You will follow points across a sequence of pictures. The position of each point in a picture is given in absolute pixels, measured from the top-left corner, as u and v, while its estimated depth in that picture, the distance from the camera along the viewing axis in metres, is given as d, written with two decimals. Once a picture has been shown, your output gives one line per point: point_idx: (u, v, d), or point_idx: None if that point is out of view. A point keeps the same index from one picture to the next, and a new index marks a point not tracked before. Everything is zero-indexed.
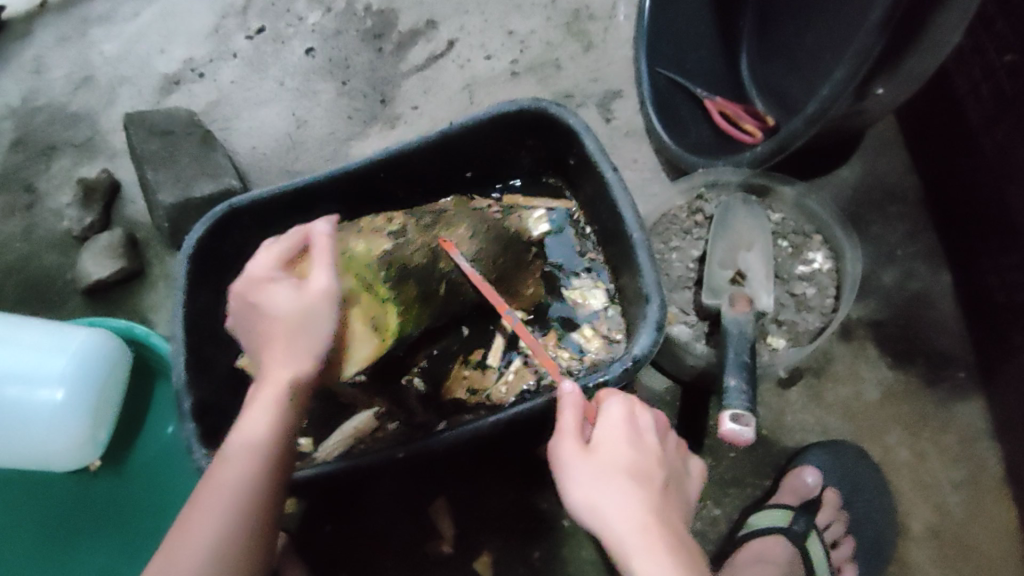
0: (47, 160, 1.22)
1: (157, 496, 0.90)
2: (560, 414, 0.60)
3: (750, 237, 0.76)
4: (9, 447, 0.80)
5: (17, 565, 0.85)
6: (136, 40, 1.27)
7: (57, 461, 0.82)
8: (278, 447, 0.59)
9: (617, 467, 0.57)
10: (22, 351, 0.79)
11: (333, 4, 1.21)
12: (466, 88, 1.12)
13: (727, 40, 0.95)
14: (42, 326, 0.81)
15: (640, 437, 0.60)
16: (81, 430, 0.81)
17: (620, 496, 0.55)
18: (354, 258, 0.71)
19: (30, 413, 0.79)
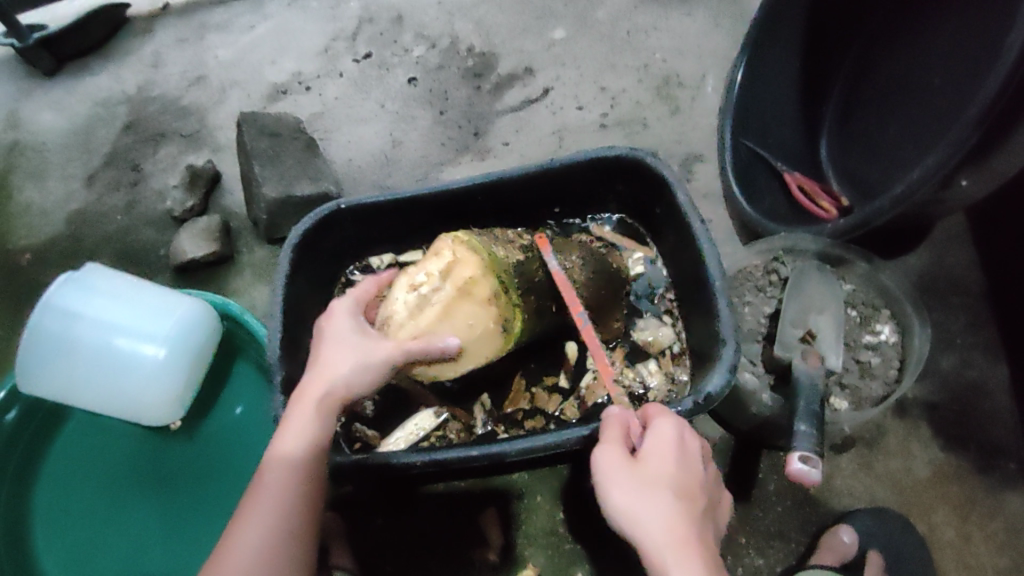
0: (156, 145, 1.32)
1: (222, 465, 0.94)
2: (604, 432, 0.64)
3: (821, 301, 0.81)
4: (103, 395, 0.86)
5: (87, 508, 0.92)
6: (252, 49, 1.39)
7: (144, 415, 0.88)
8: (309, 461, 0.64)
9: (661, 484, 0.59)
10: (134, 309, 0.87)
11: (437, 41, 1.32)
12: (556, 133, 1.20)
13: (809, 122, 1.02)
14: (156, 290, 0.89)
15: (687, 461, 0.62)
16: (173, 396, 0.87)
17: (660, 513, 0.57)
18: (496, 261, 0.77)
19: (130, 369, 0.85)
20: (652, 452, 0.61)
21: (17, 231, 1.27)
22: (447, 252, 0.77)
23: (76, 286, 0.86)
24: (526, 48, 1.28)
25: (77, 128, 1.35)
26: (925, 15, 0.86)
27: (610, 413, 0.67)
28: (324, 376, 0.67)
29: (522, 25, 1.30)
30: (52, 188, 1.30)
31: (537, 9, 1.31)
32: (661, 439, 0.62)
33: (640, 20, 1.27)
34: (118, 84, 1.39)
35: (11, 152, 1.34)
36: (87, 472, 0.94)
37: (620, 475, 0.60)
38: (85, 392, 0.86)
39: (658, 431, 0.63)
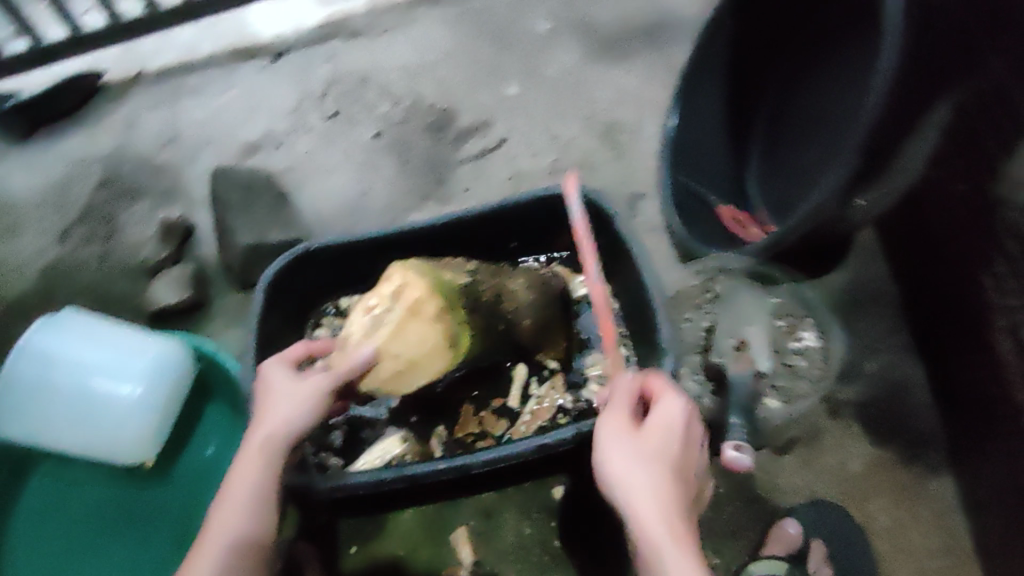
0: (130, 201, 1.38)
1: (186, 502, 0.98)
2: (617, 400, 0.67)
3: (752, 316, 1.01)
4: (81, 435, 0.90)
5: (56, 540, 0.94)
6: (225, 109, 1.48)
7: (120, 455, 0.92)
8: (263, 491, 0.67)
9: (661, 456, 0.63)
10: (108, 351, 0.91)
11: (400, 99, 1.43)
12: (512, 178, 1.30)
13: (739, 160, 1.14)
14: (131, 334, 0.93)
15: (686, 440, 0.65)
16: (140, 442, 0.91)
17: (656, 480, 0.61)
18: (442, 283, 0.85)
19: (101, 416, 0.90)
20: (657, 425, 0.65)
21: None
22: (397, 276, 0.87)
23: (53, 330, 0.90)
24: (482, 102, 1.40)
25: (53, 186, 1.41)
26: (834, 65, 1.02)
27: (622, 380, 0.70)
28: (267, 427, 0.70)
29: (478, 81, 1.42)
30: (25, 244, 1.34)
31: (491, 67, 1.44)
32: (668, 415, 0.65)
33: (585, 75, 1.41)
34: (93, 144, 1.46)
35: None
36: (61, 505, 0.97)
37: (625, 442, 0.63)
38: (60, 433, 0.90)
39: (666, 405, 0.66)
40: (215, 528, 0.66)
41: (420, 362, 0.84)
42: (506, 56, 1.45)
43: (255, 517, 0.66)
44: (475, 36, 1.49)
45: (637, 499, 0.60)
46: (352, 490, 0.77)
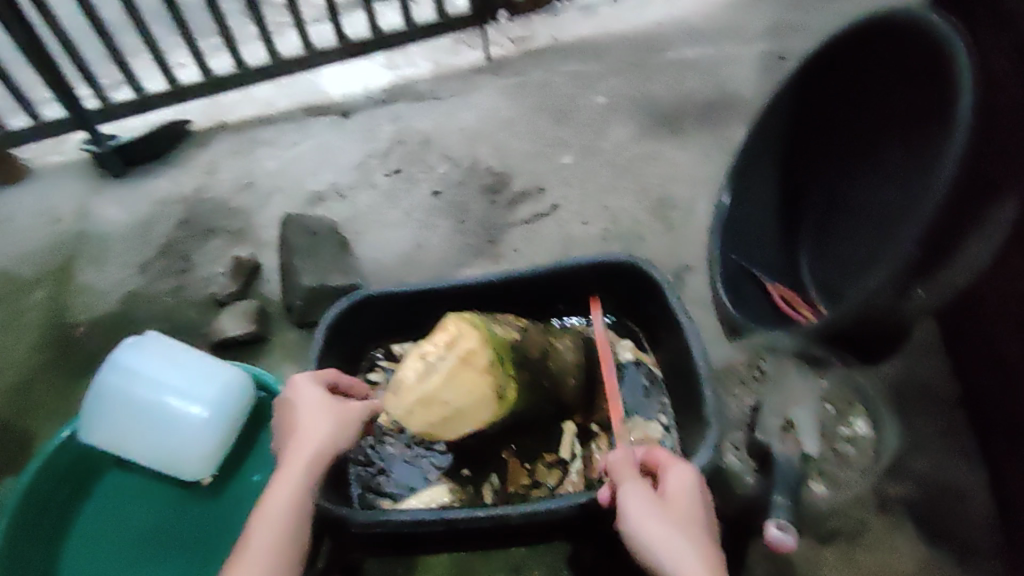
0: (205, 240, 1.46)
1: (232, 517, 1.03)
2: (624, 472, 0.71)
3: (801, 396, 0.98)
4: (154, 449, 0.98)
5: (116, 547, 1.02)
6: (295, 161, 1.58)
7: (187, 470, 0.99)
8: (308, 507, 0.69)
9: (689, 517, 0.66)
10: (179, 373, 0.99)
11: (460, 162, 1.49)
12: (562, 244, 1.32)
13: (792, 242, 1.15)
14: (201, 358, 1.02)
15: (704, 498, 0.69)
16: (197, 463, 0.99)
17: (700, 551, 0.62)
18: (493, 336, 0.88)
19: (169, 431, 0.97)
20: (678, 495, 0.68)
21: (75, 308, 1.39)
22: (451, 327, 0.89)
23: (137, 352, 1.00)
24: (538, 170, 1.44)
25: (138, 222, 1.52)
26: (878, 170, 1.04)
27: (621, 456, 0.74)
28: (298, 468, 0.70)
29: (535, 150, 1.48)
30: (110, 273, 1.44)
31: (550, 136, 1.50)
32: (680, 478, 0.69)
33: (640, 150, 1.44)
34: (177, 186, 1.57)
35: (77, 241, 1.50)
36: (121, 515, 1.04)
37: (649, 509, 0.66)
38: (137, 445, 0.98)
39: (673, 471, 0.70)
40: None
41: (467, 410, 0.86)
42: (563, 128, 1.51)
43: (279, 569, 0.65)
44: (535, 108, 1.56)
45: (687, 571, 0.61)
46: (388, 527, 0.78)
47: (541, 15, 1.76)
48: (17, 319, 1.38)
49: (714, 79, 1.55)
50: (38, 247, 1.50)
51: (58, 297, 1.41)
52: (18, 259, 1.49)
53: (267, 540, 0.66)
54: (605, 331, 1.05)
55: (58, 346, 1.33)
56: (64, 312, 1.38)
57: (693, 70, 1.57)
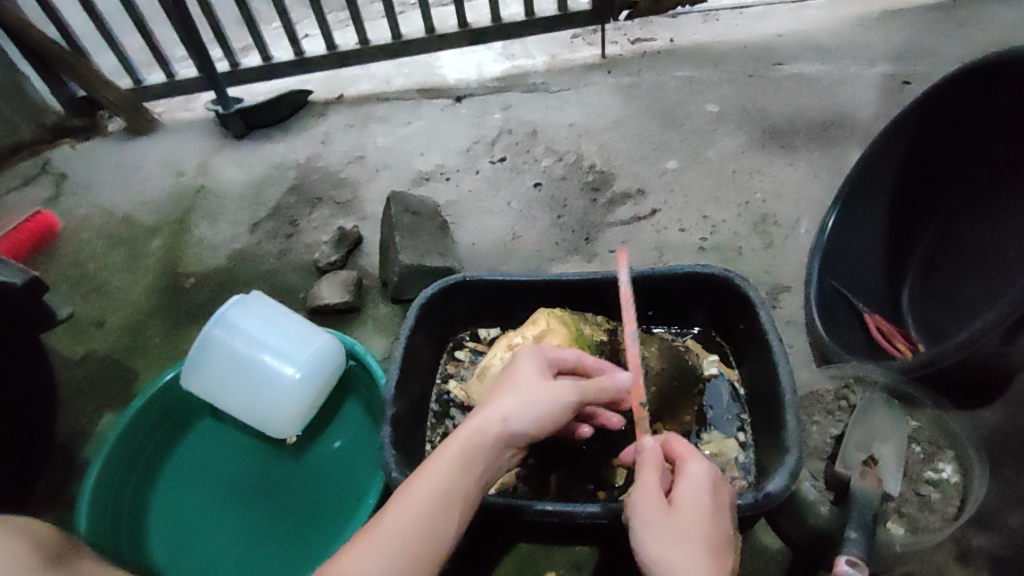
0: (312, 208, 1.57)
1: (306, 476, 1.12)
2: (642, 469, 0.70)
3: (886, 432, 0.94)
4: (249, 402, 1.09)
5: (197, 496, 1.12)
6: (405, 141, 1.66)
7: (274, 423, 1.09)
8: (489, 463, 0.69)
9: (695, 529, 0.64)
10: (279, 334, 1.10)
11: (565, 156, 1.52)
12: (657, 249, 1.32)
13: (896, 275, 1.11)
14: (297, 323, 1.11)
15: (719, 509, 0.67)
16: (283, 419, 1.08)
17: (699, 565, 0.61)
18: (581, 336, 1.00)
19: (262, 385, 1.08)
20: (689, 502, 0.66)
21: (189, 258, 1.53)
22: (542, 322, 0.99)
23: (241, 310, 1.11)
24: (640, 173, 1.45)
25: (252, 184, 1.65)
26: (1001, 210, 1.00)
27: (645, 451, 0.72)
28: (470, 433, 0.69)
29: (640, 153, 1.49)
30: (222, 229, 1.57)
31: (656, 140, 1.50)
32: (695, 487, 0.67)
33: (747, 163, 1.43)
34: (293, 153, 1.69)
35: (196, 195, 1.65)
36: (206, 468, 1.15)
37: (656, 516, 0.65)
38: (233, 396, 1.09)
39: (691, 478, 0.68)
40: (389, 523, 0.62)
41: None
42: (669, 133, 1.51)
43: (436, 529, 0.63)
44: (644, 111, 1.57)
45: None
46: None
47: (660, 18, 1.78)
48: (134, 264, 1.54)
49: (834, 97, 1.51)
50: (162, 198, 1.66)
51: (177, 246, 1.56)
52: (142, 207, 1.65)
53: (430, 494, 0.64)
54: (691, 344, 1.07)
55: (168, 293, 1.47)
56: (177, 261, 1.53)
57: (813, 86, 1.53)
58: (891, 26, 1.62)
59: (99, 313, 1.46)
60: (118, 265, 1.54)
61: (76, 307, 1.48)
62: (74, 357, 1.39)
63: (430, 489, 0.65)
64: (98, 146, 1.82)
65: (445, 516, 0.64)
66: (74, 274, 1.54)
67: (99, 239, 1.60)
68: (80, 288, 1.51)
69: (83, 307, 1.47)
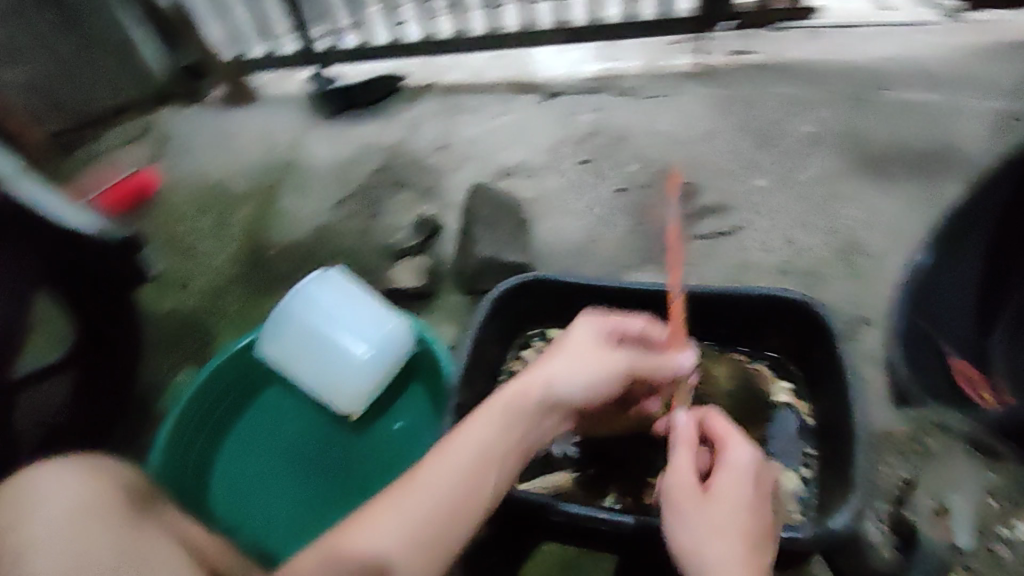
0: (396, 192, 1.63)
1: (364, 455, 1.18)
2: (675, 455, 0.73)
3: (960, 481, 0.95)
4: (320, 373, 1.15)
5: (259, 458, 1.19)
6: (492, 134, 1.69)
7: (340, 397, 1.15)
8: (521, 428, 0.71)
9: (731, 521, 0.65)
10: (357, 314, 1.16)
11: (650, 165, 1.53)
12: (736, 268, 1.31)
13: (985, 325, 1.07)
14: (376, 305, 1.17)
15: (757, 504, 0.68)
16: (351, 394, 1.14)
17: (731, 558, 0.62)
18: None
19: (335, 360, 1.14)
20: (724, 492, 0.67)
21: (276, 228, 1.62)
22: None
23: (324, 283, 1.17)
24: (727, 188, 1.44)
25: (341, 163, 1.72)
26: None
27: (680, 437, 0.74)
28: (500, 404, 0.71)
29: (729, 168, 1.47)
30: (309, 203, 1.65)
31: (745, 156, 1.48)
32: (732, 477, 0.68)
33: (840, 188, 1.39)
34: (383, 136, 1.76)
35: (287, 167, 1.74)
36: (267, 432, 1.21)
37: (690, 506, 0.67)
38: (305, 366, 1.15)
39: (729, 467, 0.69)
40: (416, 487, 0.63)
41: None
42: (760, 151, 1.49)
43: (467, 492, 0.64)
44: (736, 125, 1.55)
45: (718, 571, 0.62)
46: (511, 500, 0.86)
47: (768, 32, 1.73)
48: (223, 229, 1.64)
49: (943, 128, 1.44)
50: (254, 168, 1.75)
51: (264, 215, 1.65)
52: (235, 174, 1.75)
53: (462, 460, 0.66)
54: (761, 370, 1.05)
55: (250, 261, 1.56)
56: (264, 230, 1.62)
57: (921, 114, 1.47)
58: (1017, 57, 1.53)
59: (185, 274, 1.57)
60: (208, 228, 1.64)
61: (167, 264, 1.59)
62: (158, 313, 1.50)
63: (463, 454, 0.66)
64: (198, 111, 1.92)
65: (475, 479, 0.65)
66: (168, 233, 1.65)
67: (193, 202, 1.70)
68: (170, 247, 1.62)
69: (174, 266, 1.59)
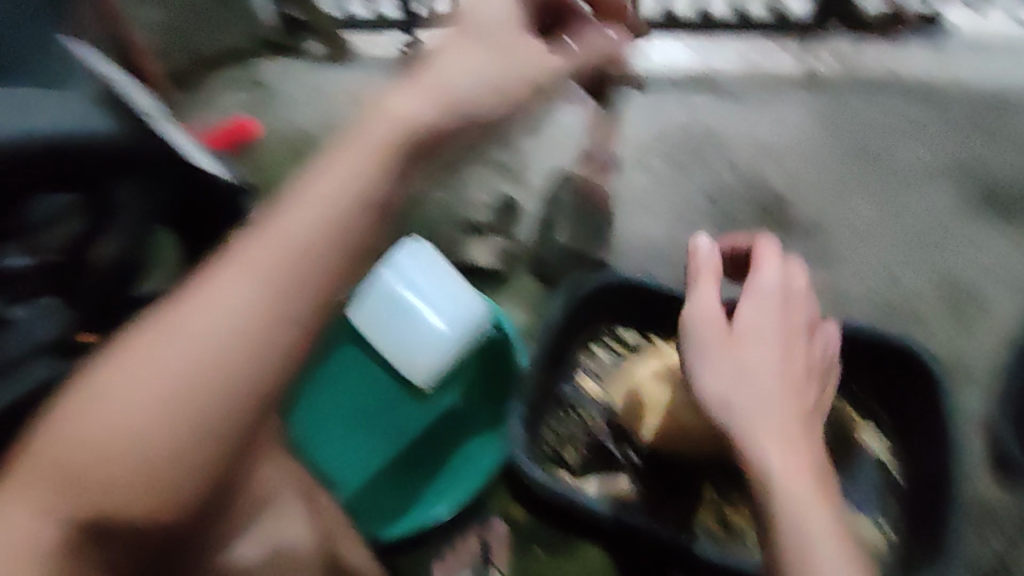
0: (470, 165, 1.52)
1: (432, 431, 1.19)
2: (694, 291, 0.73)
3: None
4: (400, 344, 1.14)
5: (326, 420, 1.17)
6: (583, 117, 1.57)
7: (418, 368, 1.14)
8: (358, 201, 0.49)
9: (765, 356, 0.65)
10: (444, 286, 1.15)
11: (746, 174, 1.45)
12: (830, 296, 1.30)
13: None
14: (463, 284, 1.16)
15: (790, 328, 0.68)
16: (430, 369, 1.13)
17: (767, 392, 0.63)
18: None
19: (419, 331, 1.13)
20: (753, 324, 0.67)
21: None
22: None
23: (413, 255, 1.17)
24: (825, 211, 1.39)
25: None
26: None
27: (704, 266, 0.75)
28: (339, 169, 0.51)
29: (831, 189, 1.42)
30: None
31: (845, 178, 1.42)
32: (765, 308, 0.68)
33: (947, 228, 1.37)
34: None
35: None
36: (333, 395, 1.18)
37: (716, 341, 0.67)
38: (387, 335, 1.14)
39: (755, 294, 0.70)
40: (197, 305, 0.44)
41: None
42: (866, 175, 1.43)
43: (268, 312, 0.44)
44: (839, 142, 1.47)
45: (752, 412, 0.63)
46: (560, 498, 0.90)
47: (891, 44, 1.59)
48: None
49: None
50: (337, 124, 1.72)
51: None
52: (320, 127, 1.74)
53: (259, 261, 0.46)
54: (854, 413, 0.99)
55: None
56: None
57: None
58: None
59: None
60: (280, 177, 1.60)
61: None
62: None
63: (265, 256, 0.46)
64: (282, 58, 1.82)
65: (271, 285, 0.45)
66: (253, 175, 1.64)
67: (281, 148, 1.70)
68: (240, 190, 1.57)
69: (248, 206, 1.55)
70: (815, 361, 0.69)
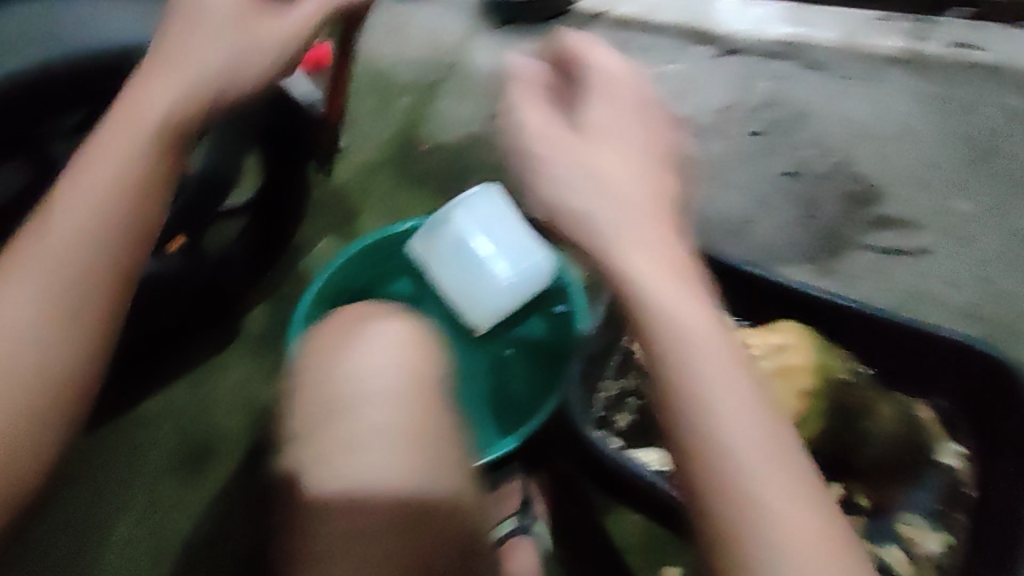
0: None
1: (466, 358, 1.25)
2: (523, 94, 0.66)
3: None
4: (461, 284, 1.16)
5: None
6: (666, 77, 1.50)
7: (475, 308, 1.17)
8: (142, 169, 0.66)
9: (605, 156, 0.62)
10: (507, 233, 1.16)
11: (836, 157, 1.38)
12: (910, 294, 1.29)
13: None
14: (525, 230, 1.16)
15: (624, 119, 0.64)
16: (488, 311, 1.17)
17: (611, 197, 0.60)
18: (826, 360, 0.99)
19: (480, 275, 1.15)
20: (590, 131, 0.63)
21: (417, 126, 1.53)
22: (786, 334, 1.00)
23: (481, 198, 1.16)
24: (917, 203, 1.34)
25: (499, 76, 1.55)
26: None
27: (528, 71, 0.68)
28: (115, 142, 0.66)
29: (929, 179, 1.35)
30: (462, 111, 1.54)
31: (941, 169, 1.35)
32: (599, 115, 0.64)
33: None
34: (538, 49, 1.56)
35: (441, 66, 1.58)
36: None
37: (554, 156, 0.62)
38: (450, 275, 1.16)
39: (595, 105, 0.64)
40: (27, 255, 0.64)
41: None
42: (969, 169, 1.35)
43: (86, 250, 0.64)
44: (942, 130, 1.38)
45: (611, 224, 0.59)
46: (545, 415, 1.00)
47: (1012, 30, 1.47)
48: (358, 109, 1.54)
49: None
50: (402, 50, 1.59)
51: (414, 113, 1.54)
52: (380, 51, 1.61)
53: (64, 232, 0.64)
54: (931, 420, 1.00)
55: (398, 159, 1.50)
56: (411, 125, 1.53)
57: None
58: None
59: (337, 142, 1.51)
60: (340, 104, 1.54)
61: None
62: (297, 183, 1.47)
63: (59, 246, 0.64)
64: None
65: (75, 246, 0.64)
66: None
67: None
68: None
69: None
70: (682, 177, 0.66)
